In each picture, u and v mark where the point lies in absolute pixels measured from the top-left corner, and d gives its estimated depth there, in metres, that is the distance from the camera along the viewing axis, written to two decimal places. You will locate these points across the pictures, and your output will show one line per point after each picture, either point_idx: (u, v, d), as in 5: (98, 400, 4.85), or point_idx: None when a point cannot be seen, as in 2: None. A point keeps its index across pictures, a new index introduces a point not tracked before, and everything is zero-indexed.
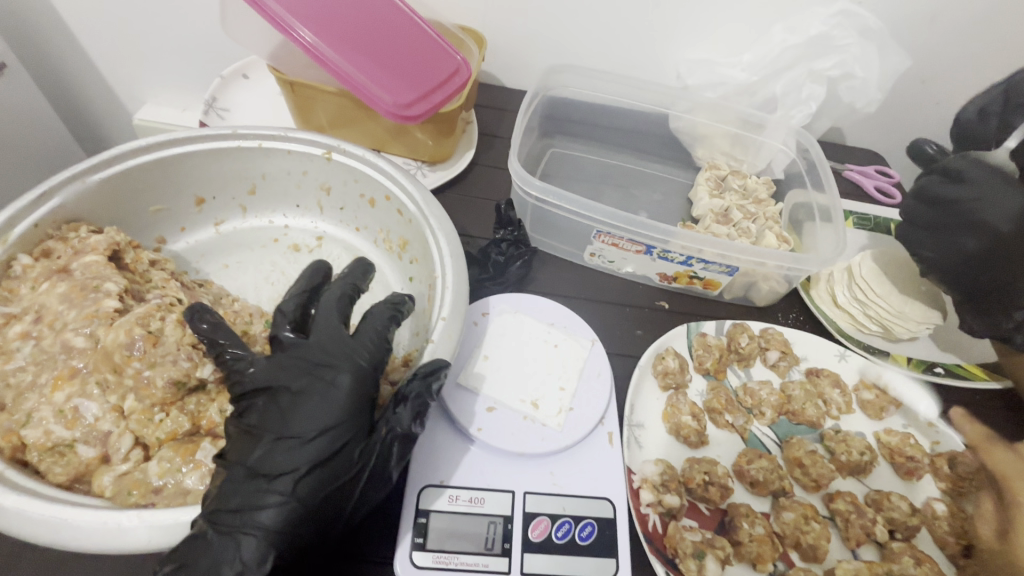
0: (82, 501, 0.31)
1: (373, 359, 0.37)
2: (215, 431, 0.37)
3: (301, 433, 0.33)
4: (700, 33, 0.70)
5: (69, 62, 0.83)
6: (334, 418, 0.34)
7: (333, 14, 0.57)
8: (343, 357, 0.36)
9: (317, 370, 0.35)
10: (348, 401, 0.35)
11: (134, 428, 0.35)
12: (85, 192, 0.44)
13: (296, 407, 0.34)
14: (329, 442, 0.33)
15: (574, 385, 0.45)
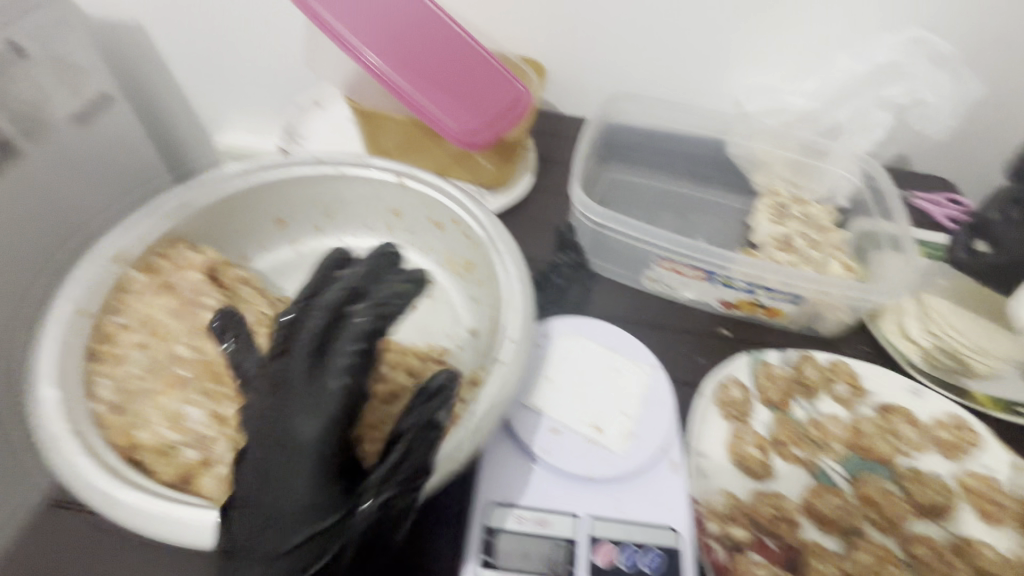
0: (187, 499, 0.34)
1: (341, 407, 0.34)
2: None
3: (285, 503, 0.32)
4: (760, 61, 0.71)
5: (165, 93, 0.92)
6: (315, 483, 0.32)
7: (402, 43, 0.61)
8: (307, 416, 0.33)
9: (286, 427, 0.33)
10: (322, 460, 0.33)
11: (232, 435, 0.38)
12: (187, 214, 0.49)
13: (266, 475, 0.32)
14: (314, 508, 0.32)
15: (637, 411, 0.45)
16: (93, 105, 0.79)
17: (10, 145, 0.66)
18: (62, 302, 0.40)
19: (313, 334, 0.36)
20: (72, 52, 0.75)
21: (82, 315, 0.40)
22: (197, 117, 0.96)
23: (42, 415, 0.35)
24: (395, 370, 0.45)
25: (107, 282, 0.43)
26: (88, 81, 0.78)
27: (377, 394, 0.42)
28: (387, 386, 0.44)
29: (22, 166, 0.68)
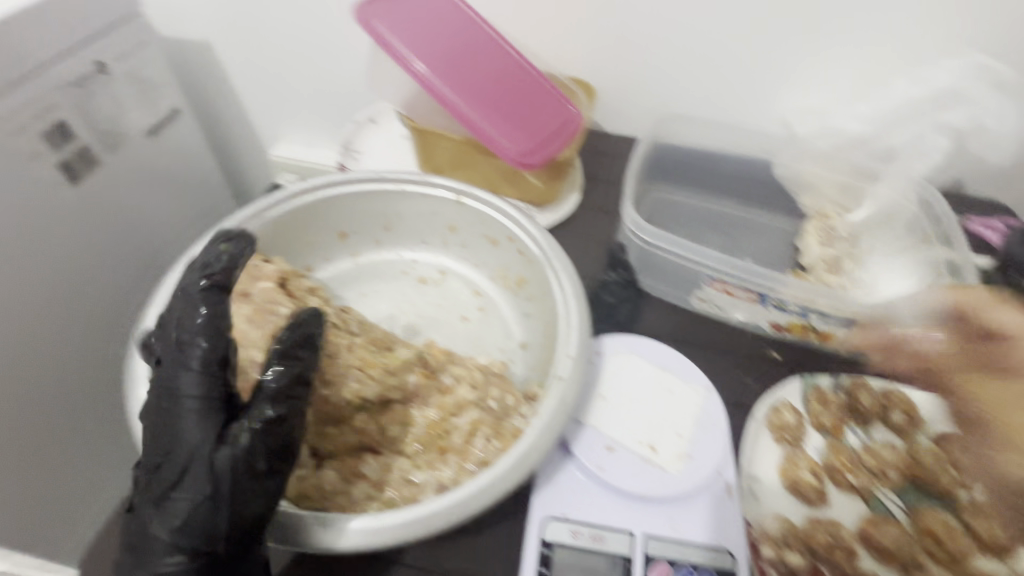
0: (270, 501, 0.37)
1: (201, 361, 0.36)
2: (373, 447, 0.40)
3: (173, 445, 0.35)
4: (813, 84, 0.71)
5: (229, 108, 0.97)
6: (193, 423, 0.35)
7: (452, 56, 0.62)
8: (181, 372, 0.36)
9: (168, 385, 0.36)
10: (196, 404, 0.36)
11: (311, 440, 0.40)
12: (261, 227, 0.53)
13: (158, 429, 0.36)
14: (196, 444, 0.35)
15: (690, 433, 0.45)
16: (166, 120, 0.84)
17: (92, 155, 0.72)
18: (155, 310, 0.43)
19: (184, 291, 0.39)
20: (152, 71, 0.79)
21: None
22: (255, 132, 1.01)
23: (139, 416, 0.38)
24: (459, 383, 0.42)
25: None
26: (163, 97, 0.83)
27: (443, 406, 0.41)
28: (454, 398, 0.41)
29: (101, 176, 0.73)
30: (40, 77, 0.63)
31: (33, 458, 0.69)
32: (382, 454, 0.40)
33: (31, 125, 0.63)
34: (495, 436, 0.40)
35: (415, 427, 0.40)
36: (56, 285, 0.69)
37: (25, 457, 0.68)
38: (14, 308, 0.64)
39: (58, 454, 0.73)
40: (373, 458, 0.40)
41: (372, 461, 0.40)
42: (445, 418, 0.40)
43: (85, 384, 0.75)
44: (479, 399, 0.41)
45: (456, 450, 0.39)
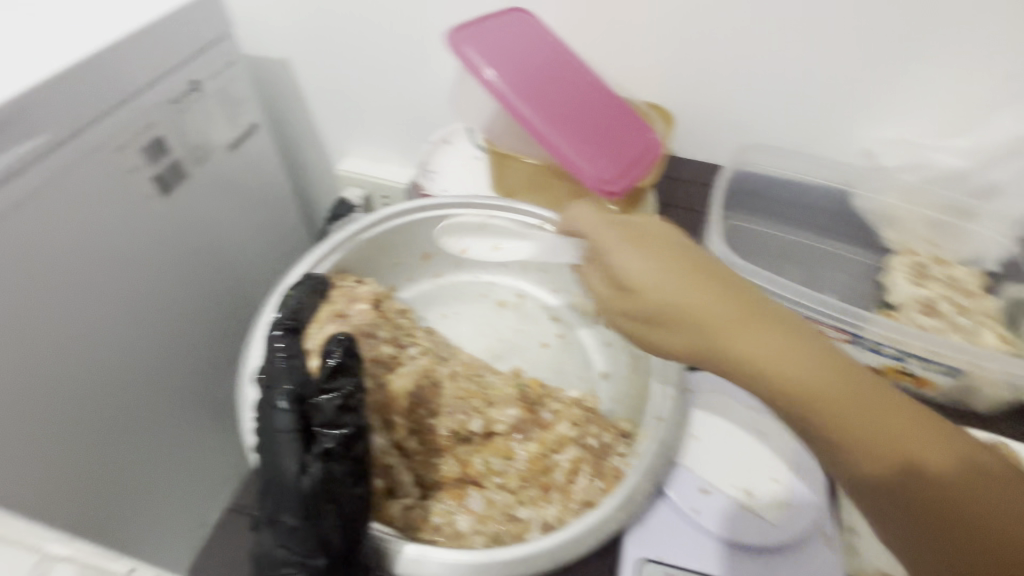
0: (383, 527, 0.39)
1: (284, 391, 0.37)
2: (478, 478, 0.44)
3: (273, 475, 0.36)
4: (902, 115, 0.69)
5: (302, 123, 1.01)
6: (284, 452, 0.36)
7: (536, 81, 0.63)
8: (269, 406, 0.37)
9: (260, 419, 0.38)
10: (283, 433, 0.36)
11: (417, 468, 0.44)
12: (353, 248, 0.55)
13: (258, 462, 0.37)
14: (291, 473, 0.35)
15: (788, 478, 0.44)
16: (246, 134, 0.87)
17: (183, 169, 0.75)
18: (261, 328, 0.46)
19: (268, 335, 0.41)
20: (237, 88, 0.83)
21: None
22: (323, 146, 1.04)
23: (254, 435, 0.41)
24: (560, 420, 0.47)
25: None
26: (245, 112, 0.86)
27: (545, 441, 0.45)
28: (555, 435, 0.45)
29: (190, 188, 0.77)
30: (145, 95, 0.67)
31: (119, 456, 0.73)
32: (483, 487, 0.43)
33: (134, 141, 0.67)
34: (597, 475, 0.43)
35: (518, 460, 0.44)
36: (146, 292, 0.73)
37: (111, 456, 0.71)
38: (111, 314, 0.68)
39: (141, 452, 0.77)
40: (476, 492, 0.43)
41: (476, 494, 0.43)
42: (546, 454, 0.44)
43: (164, 387, 0.79)
44: (579, 436, 0.45)
45: (559, 486, 0.42)
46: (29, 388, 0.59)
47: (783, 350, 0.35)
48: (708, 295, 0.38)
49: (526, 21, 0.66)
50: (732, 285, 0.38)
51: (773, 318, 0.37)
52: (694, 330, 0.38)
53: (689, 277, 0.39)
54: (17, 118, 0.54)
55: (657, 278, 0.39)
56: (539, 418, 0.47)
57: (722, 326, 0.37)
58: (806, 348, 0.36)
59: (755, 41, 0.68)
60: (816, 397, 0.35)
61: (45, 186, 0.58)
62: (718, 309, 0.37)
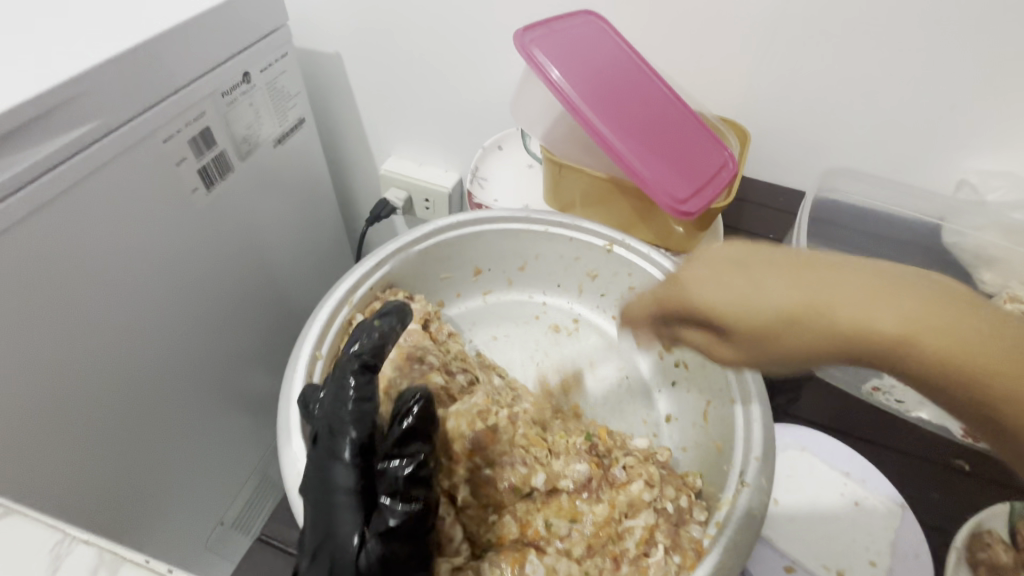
0: None
1: (353, 446, 0.36)
2: (539, 542, 0.41)
3: (322, 539, 0.34)
4: (1005, 146, 0.62)
5: (349, 121, 0.98)
6: (342, 515, 0.34)
7: (609, 88, 0.58)
8: (330, 459, 0.36)
9: (316, 473, 0.36)
10: (342, 494, 0.35)
11: (469, 523, 0.41)
12: (404, 261, 0.51)
13: (309, 515, 0.35)
14: (345, 541, 0.33)
15: (886, 561, 0.41)
16: (293, 128, 0.85)
17: (228, 163, 0.73)
18: (304, 345, 0.43)
19: (339, 373, 0.40)
20: (287, 81, 0.80)
21: (318, 359, 0.43)
22: (368, 144, 1.01)
23: (293, 469, 0.37)
24: (633, 479, 0.43)
25: (336, 326, 0.45)
26: (295, 107, 0.84)
27: (616, 503, 0.41)
28: (627, 496, 0.42)
29: (233, 182, 0.75)
30: (196, 85, 0.64)
31: (146, 453, 0.71)
32: (543, 552, 0.40)
33: (182, 132, 0.64)
34: (673, 548, 0.39)
35: (584, 524, 0.41)
36: (183, 287, 0.71)
37: (137, 453, 0.70)
38: (148, 309, 0.66)
39: (167, 449, 0.75)
40: (537, 558, 0.39)
41: (536, 561, 0.39)
42: (619, 519, 0.41)
43: (193, 384, 0.77)
44: (654, 499, 0.41)
45: (631, 558, 0.39)
46: (59, 382, 0.57)
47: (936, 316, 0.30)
48: (868, 294, 0.32)
49: (596, 23, 0.61)
50: (852, 271, 0.33)
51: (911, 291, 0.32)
52: (850, 325, 0.32)
53: (820, 270, 0.33)
54: (67, 103, 0.51)
55: (800, 280, 0.33)
56: (608, 475, 0.43)
57: (892, 312, 0.31)
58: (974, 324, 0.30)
59: (846, 57, 0.62)
60: (998, 381, 0.29)
61: (90, 176, 0.55)
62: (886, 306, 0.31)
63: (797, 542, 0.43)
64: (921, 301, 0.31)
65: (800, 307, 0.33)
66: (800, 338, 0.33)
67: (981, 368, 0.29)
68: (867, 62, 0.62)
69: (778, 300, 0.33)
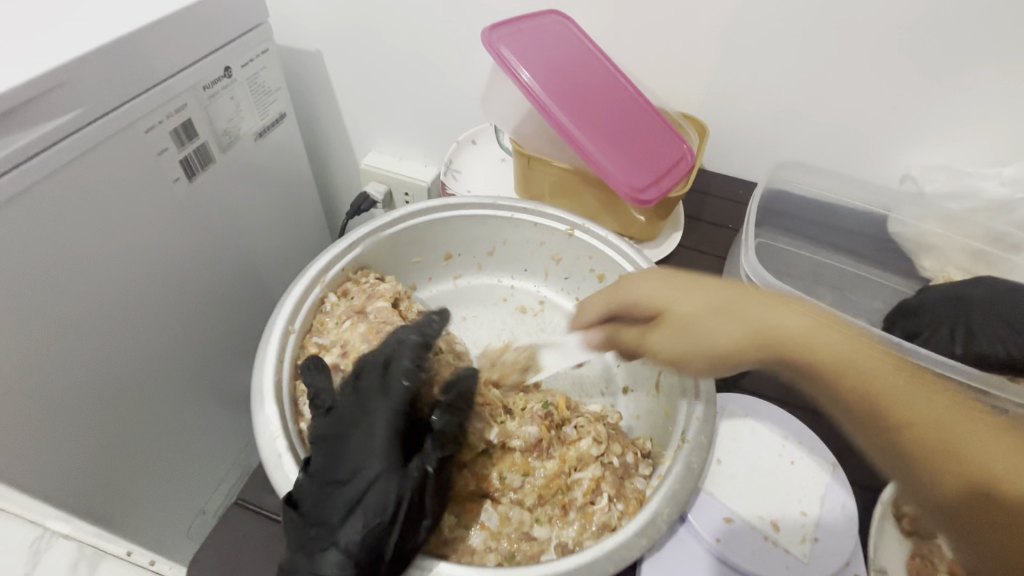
0: None
1: (405, 399, 0.41)
2: (493, 493, 0.44)
3: (353, 468, 0.38)
4: (943, 142, 0.67)
5: (329, 116, 1.01)
6: (374, 453, 0.38)
7: (573, 85, 0.62)
8: (378, 407, 0.41)
9: (361, 416, 0.40)
10: (383, 435, 0.39)
11: None
12: (376, 244, 0.53)
13: (346, 445, 0.39)
14: (378, 472, 0.38)
15: (816, 512, 0.44)
16: (273, 123, 0.87)
17: (209, 154, 0.75)
18: (278, 320, 0.45)
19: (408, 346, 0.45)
20: (268, 76, 0.82)
21: (291, 333, 0.45)
22: (349, 139, 1.03)
23: (265, 432, 0.40)
24: (583, 436, 0.46)
25: (309, 303, 0.47)
26: (274, 103, 0.86)
27: (566, 458, 0.45)
28: (577, 452, 0.45)
29: (215, 173, 0.77)
30: (178, 78, 0.66)
31: (127, 437, 0.72)
32: (497, 502, 0.44)
33: (164, 123, 0.66)
34: (618, 497, 0.43)
35: (536, 477, 0.44)
36: (165, 275, 0.72)
37: (118, 439, 0.71)
38: (129, 295, 0.67)
39: (149, 436, 0.77)
40: (492, 506, 0.43)
41: (491, 510, 0.43)
42: (569, 473, 0.44)
43: (174, 372, 0.78)
44: (602, 454, 0.45)
45: (578, 506, 0.43)
46: (41, 368, 0.59)
47: (832, 334, 0.34)
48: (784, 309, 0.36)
49: (562, 24, 0.64)
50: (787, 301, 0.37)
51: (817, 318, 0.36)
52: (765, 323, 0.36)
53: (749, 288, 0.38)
54: (47, 95, 0.53)
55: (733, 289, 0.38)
56: (560, 434, 0.47)
57: (801, 324, 0.35)
58: (873, 353, 0.34)
59: (796, 56, 0.67)
60: (881, 396, 0.32)
61: (68, 166, 0.57)
62: (793, 314, 0.36)
63: (736, 496, 0.45)
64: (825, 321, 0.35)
65: (724, 301, 0.38)
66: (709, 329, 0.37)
67: (858, 378, 0.33)
68: (816, 61, 0.66)
69: (698, 299, 0.39)
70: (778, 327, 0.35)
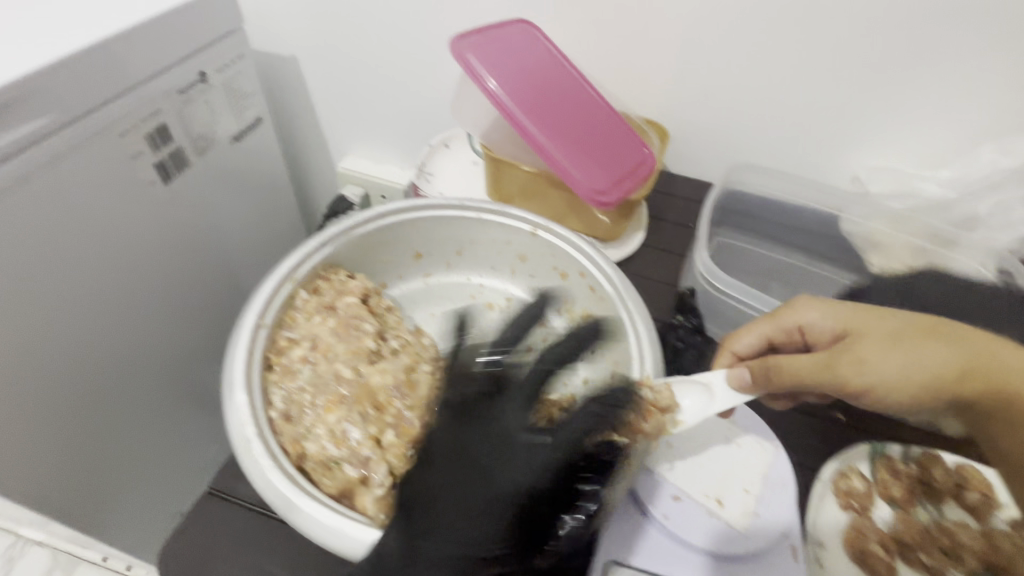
0: (348, 512, 0.39)
1: (522, 429, 0.42)
2: None
3: (472, 500, 0.40)
4: (887, 145, 0.71)
5: (306, 120, 1.02)
6: (504, 485, 0.40)
7: (540, 94, 0.65)
8: (496, 440, 0.42)
9: (477, 448, 0.42)
10: (511, 471, 0.41)
11: (392, 461, 0.42)
12: (347, 243, 0.55)
13: (476, 476, 0.41)
14: (498, 504, 0.40)
15: (758, 489, 0.47)
16: (250, 127, 0.88)
17: (185, 158, 0.76)
18: (248, 316, 0.47)
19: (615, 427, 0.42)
20: (244, 81, 0.84)
21: (262, 327, 0.47)
22: (326, 142, 1.05)
23: (234, 418, 0.41)
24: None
25: (280, 299, 0.49)
26: (251, 107, 0.87)
27: None
28: None
29: (191, 176, 0.78)
30: (153, 82, 0.68)
31: (104, 440, 0.73)
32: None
33: (138, 127, 0.67)
34: None
35: None
36: (141, 275, 0.73)
37: (94, 441, 0.71)
38: (104, 297, 0.68)
39: (126, 437, 0.77)
40: None
41: None
42: None
43: (151, 374, 0.79)
44: None
45: None
46: (15, 370, 0.59)
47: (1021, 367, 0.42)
48: (991, 345, 0.43)
49: (530, 35, 0.67)
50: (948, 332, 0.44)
51: (998, 353, 0.43)
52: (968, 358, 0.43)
53: (930, 325, 0.45)
54: (20, 101, 0.54)
55: (916, 324, 0.45)
56: None
57: (1007, 360, 0.42)
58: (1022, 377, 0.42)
59: (749, 65, 0.71)
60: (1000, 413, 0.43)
61: (42, 170, 0.58)
62: (961, 344, 0.43)
63: (684, 475, 0.47)
64: (1001, 353, 0.43)
65: (914, 331, 0.45)
66: (924, 356, 0.43)
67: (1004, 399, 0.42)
68: (768, 67, 0.70)
69: (890, 326, 0.45)
70: (947, 355, 0.43)
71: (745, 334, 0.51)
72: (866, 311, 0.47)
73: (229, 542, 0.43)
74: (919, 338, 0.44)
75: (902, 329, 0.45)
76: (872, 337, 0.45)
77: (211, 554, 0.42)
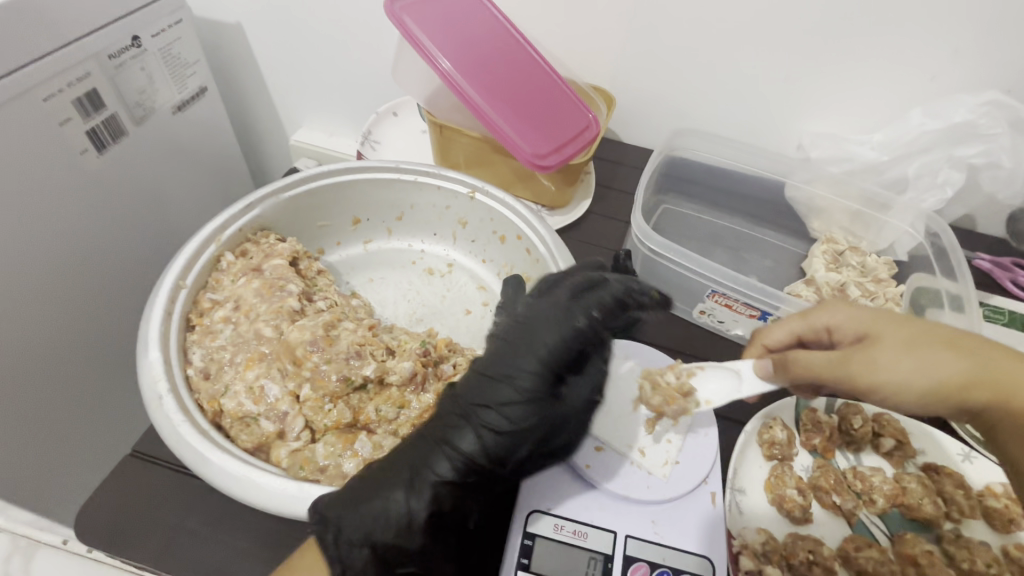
0: (263, 466, 0.40)
1: (542, 323, 0.41)
2: (370, 426, 0.45)
3: (501, 396, 0.39)
4: (827, 110, 0.72)
5: (255, 90, 0.99)
6: (527, 380, 0.39)
7: (488, 68, 0.64)
8: (522, 338, 0.41)
9: (504, 350, 0.41)
10: (535, 364, 0.40)
11: (307, 414, 0.44)
12: (276, 206, 0.55)
13: (495, 376, 0.40)
14: (525, 397, 0.39)
15: (680, 439, 0.48)
16: (193, 96, 0.85)
17: (120, 126, 0.72)
18: (168, 275, 0.47)
19: (620, 289, 0.45)
20: (184, 47, 0.80)
21: (182, 288, 0.47)
22: (278, 114, 1.03)
23: (147, 375, 0.41)
24: (459, 372, 0.48)
25: (202, 262, 0.50)
26: (193, 76, 0.84)
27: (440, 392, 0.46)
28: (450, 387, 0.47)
29: (127, 146, 0.74)
30: (81, 43, 0.64)
31: (59, 421, 0.70)
32: (375, 433, 0.44)
33: (64, 91, 0.63)
34: None
35: (411, 410, 0.45)
36: (87, 255, 0.70)
37: (47, 424, 0.69)
38: (47, 271, 0.65)
39: (89, 421, 0.75)
40: (366, 437, 0.44)
41: (365, 439, 0.43)
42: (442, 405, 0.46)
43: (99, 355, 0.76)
44: None
45: None
46: None
47: None
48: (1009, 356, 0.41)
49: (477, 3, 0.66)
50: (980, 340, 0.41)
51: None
52: (990, 368, 0.40)
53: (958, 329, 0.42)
54: None
55: (939, 328, 0.42)
56: (437, 371, 0.49)
57: None
58: None
59: (695, 30, 0.70)
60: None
61: None
62: (991, 352, 0.40)
63: (610, 428, 0.48)
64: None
65: (940, 337, 0.41)
66: (946, 366, 0.40)
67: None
68: (715, 31, 0.69)
69: (912, 332, 0.41)
70: (977, 364, 0.40)
71: (776, 328, 0.47)
72: (887, 311, 0.43)
73: (153, 501, 0.43)
74: (940, 344, 0.41)
75: (930, 333, 0.41)
76: (892, 338, 0.41)
77: (133, 516, 0.42)
